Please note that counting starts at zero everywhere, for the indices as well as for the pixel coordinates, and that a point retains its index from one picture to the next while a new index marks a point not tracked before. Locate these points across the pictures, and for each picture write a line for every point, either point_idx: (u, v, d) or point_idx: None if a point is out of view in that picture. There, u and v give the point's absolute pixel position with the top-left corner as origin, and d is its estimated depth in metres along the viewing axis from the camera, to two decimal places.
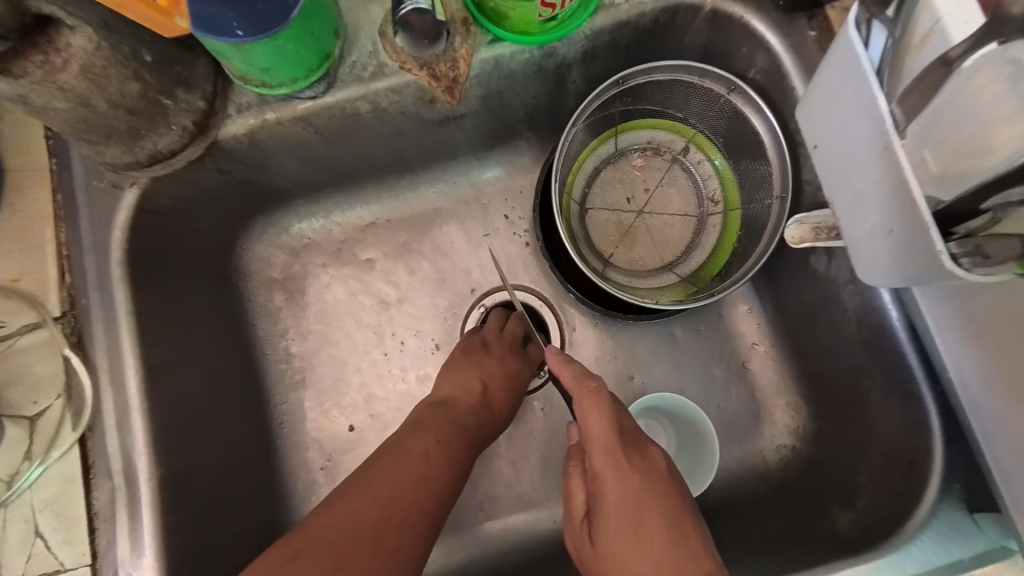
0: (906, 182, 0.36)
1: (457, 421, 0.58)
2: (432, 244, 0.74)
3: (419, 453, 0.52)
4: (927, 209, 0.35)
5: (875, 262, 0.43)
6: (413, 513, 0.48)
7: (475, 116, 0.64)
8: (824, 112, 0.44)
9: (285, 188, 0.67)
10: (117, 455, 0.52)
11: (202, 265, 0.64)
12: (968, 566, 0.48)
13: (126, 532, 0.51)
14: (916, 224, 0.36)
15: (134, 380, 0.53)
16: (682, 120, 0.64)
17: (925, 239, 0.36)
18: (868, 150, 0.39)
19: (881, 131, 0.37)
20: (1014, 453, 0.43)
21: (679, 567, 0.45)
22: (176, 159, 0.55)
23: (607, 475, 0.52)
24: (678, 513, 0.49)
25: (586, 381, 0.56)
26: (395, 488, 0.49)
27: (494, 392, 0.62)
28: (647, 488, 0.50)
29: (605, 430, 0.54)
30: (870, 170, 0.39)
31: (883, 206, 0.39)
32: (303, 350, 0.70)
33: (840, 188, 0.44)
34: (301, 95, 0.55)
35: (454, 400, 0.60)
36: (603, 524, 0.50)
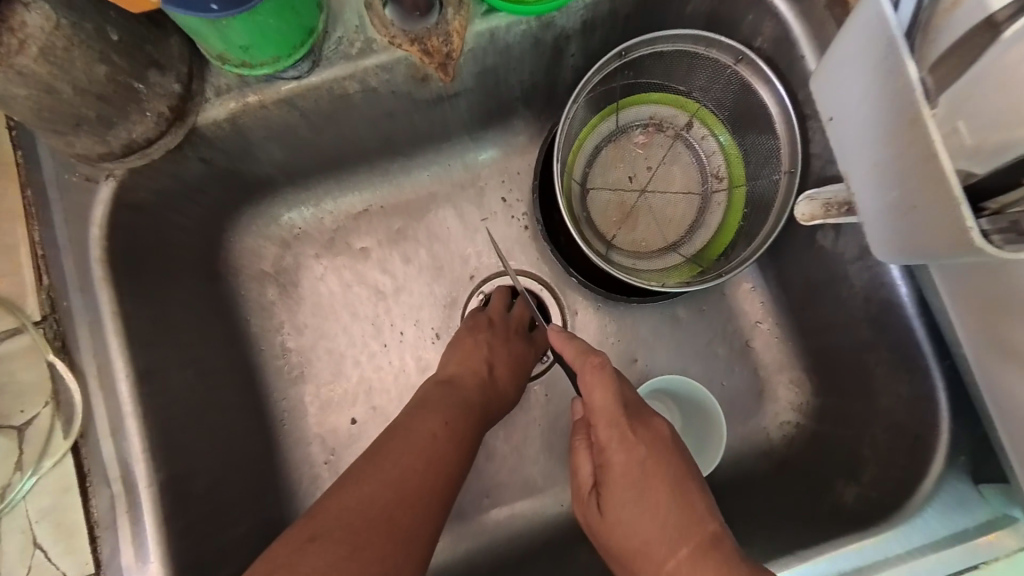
0: (937, 155, 0.35)
1: (464, 400, 0.57)
2: (428, 230, 0.72)
3: (428, 433, 0.51)
4: (957, 182, 0.35)
5: (897, 237, 0.42)
6: (425, 493, 0.47)
7: (469, 94, 0.60)
8: (845, 84, 0.43)
9: (272, 176, 0.64)
10: (113, 463, 0.50)
11: (188, 260, 0.61)
12: (972, 535, 0.48)
13: (130, 538, 0.50)
14: (944, 198, 0.36)
15: (125, 385, 0.51)
16: (685, 94, 0.62)
17: (952, 212, 0.35)
18: (898, 122, 0.38)
19: (908, 98, 0.37)
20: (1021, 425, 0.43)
21: (682, 529, 0.46)
22: (154, 148, 0.51)
23: (614, 448, 0.51)
24: (681, 479, 0.50)
25: (591, 356, 0.54)
26: (406, 468, 0.48)
27: (500, 373, 0.62)
28: (652, 457, 0.50)
29: (611, 404, 0.52)
30: (899, 143, 0.39)
31: (911, 180, 0.38)
32: (299, 345, 0.68)
33: (867, 162, 0.43)
34: (284, 75, 0.51)
35: (461, 380, 0.59)
36: (609, 494, 0.50)
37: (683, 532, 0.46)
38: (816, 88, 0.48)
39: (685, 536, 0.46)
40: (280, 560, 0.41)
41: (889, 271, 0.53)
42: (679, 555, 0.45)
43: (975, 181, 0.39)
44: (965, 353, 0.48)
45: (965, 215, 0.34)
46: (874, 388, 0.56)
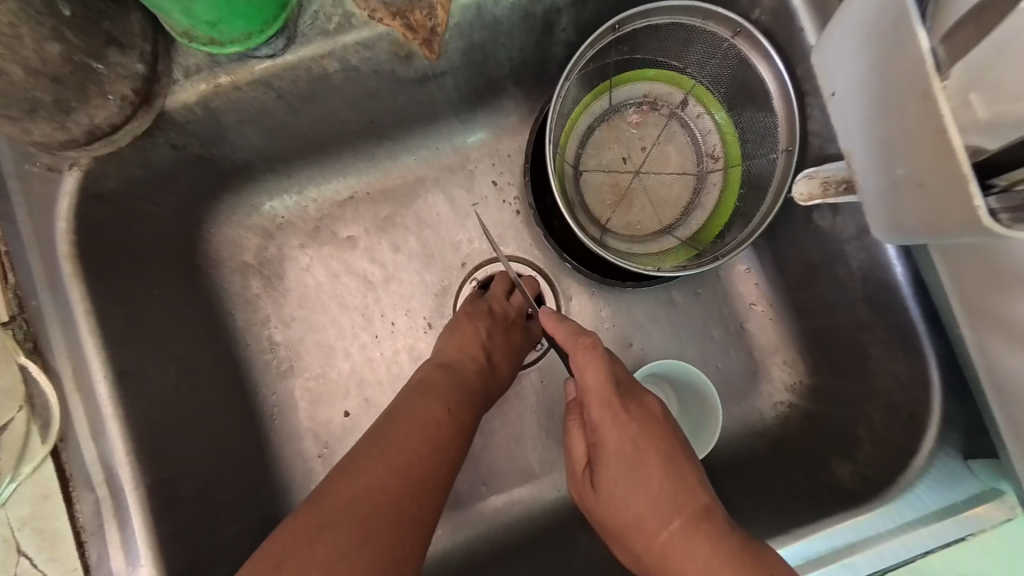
0: (946, 133, 0.35)
1: (466, 387, 0.56)
2: (417, 217, 0.69)
3: (431, 420, 0.51)
4: (966, 160, 0.34)
5: (898, 217, 0.42)
6: (431, 481, 0.47)
7: (456, 73, 0.58)
8: (851, 58, 0.42)
9: (250, 163, 0.61)
10: (96, 468, 0.49)
11: (164, 255, 0.58)
12: (960, 509, 0.49)
13: (118, 543, 0.49)
14: (952, 176, 0.35)
15: (103, 387, 0.50)
16: (681, 71, 0.60)
17: (961, 190, 0.35)
18: (904, 99, 0.38)
19: (917, 73, 0.36)
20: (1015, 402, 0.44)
21: (676, 502, 0.47)
22: (119, 134, 0.48)
23: (607, 427, 0.51)
24: (674, 453, 0.50)
25: (581, 338, 0.53)
26: (411, 457, 0.47)
27: (499, 360, 0.61)
28: (645, 433, 0.50)
29: (603, 384, 0.52)
30: (905, 120, 0.38)
31: (916, 159, 0.38)
32: (288, 338, 0.66)
33: (871, 140, 0.43)
34: (257, 54, 0.48)
35: (462, 366, 0.58)
36: (603, 471, 0.50)
37: (677, 505, 0.47)
38: (819, 57, 0.47)
39: (678, 508, 0.46)
40: (285, 550, 0.41)
41: (885, 250, 0.53)
42: (672, 526, 0.46)
43: (989, 157, 0.38)
44: (961, 332, 0.48)
45: (976, 195, 0.34)
46: (869, 366, 0.57)
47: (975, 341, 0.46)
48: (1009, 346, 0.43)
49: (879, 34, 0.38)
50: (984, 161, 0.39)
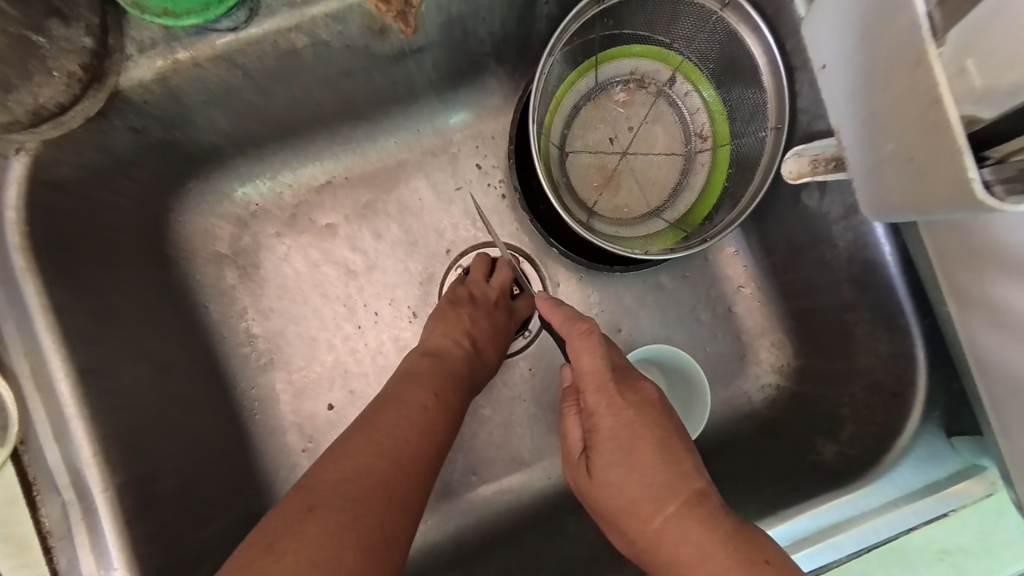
0: (940, 101, 0.33)
1: (452, 372, 0.54)
2: (399, 202, 0.67)
3: (417, 405, 0.49)
4: (961, 130, 0.32)
5: (888, 194, 0.41)
6: (421, 464, 0.46)
7: (435, 49, 0.55)
8: (842, 26, 0.41)
9: (218, 147, 0.58)
10: (61, 470, 0.46)
11: (130, 246, 0.56)
12: (943, 485, 0.50)
13: (90, 548, 0.46)
14: (941, 148, 0.34)
15: (66, 385, 0.47)
16: (668, 47, 0.58)
17: (952, 163, 0.33)
18: (899, 66, 0.36)
19: (913, 37, 0.34)
20: (998, 381, 0.44)
21: (670, 488, 0.46)
22: (69, 117, 0.45)
23: (602, 413, 0.50)
24: (669, 439, 0.49)
25: (578, 322, 0.51)
26: (396, 441, 0.45)
27: (484, 344, 0.59)
28: (640, 420, 0.49)
29: (600, 370, 0.50)
30: (898, 90, 0.36)
31: (907, 131, 0.36)
32: (266, 331, 0.64)
33: (863, 114, 0.41)
34: (217, 26, 0.45)
35: (446, 353, 0.56)
36: (598, 456, 0.49)
37: (671, 490, 0.46)
38: (810, 31, 0.46)
39: (673, 494, 0.46)
40: (265, 540, 0.38)
41: (872, 229, 0.53)
42: (666, 512, 0.45)
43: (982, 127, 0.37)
44: (948, 311, 0.47)
45: (970, 167, 0.32)
46: (855, 346, 0.57)
47: (961, 322, 0.46)
48: (995, 327, 0.42)
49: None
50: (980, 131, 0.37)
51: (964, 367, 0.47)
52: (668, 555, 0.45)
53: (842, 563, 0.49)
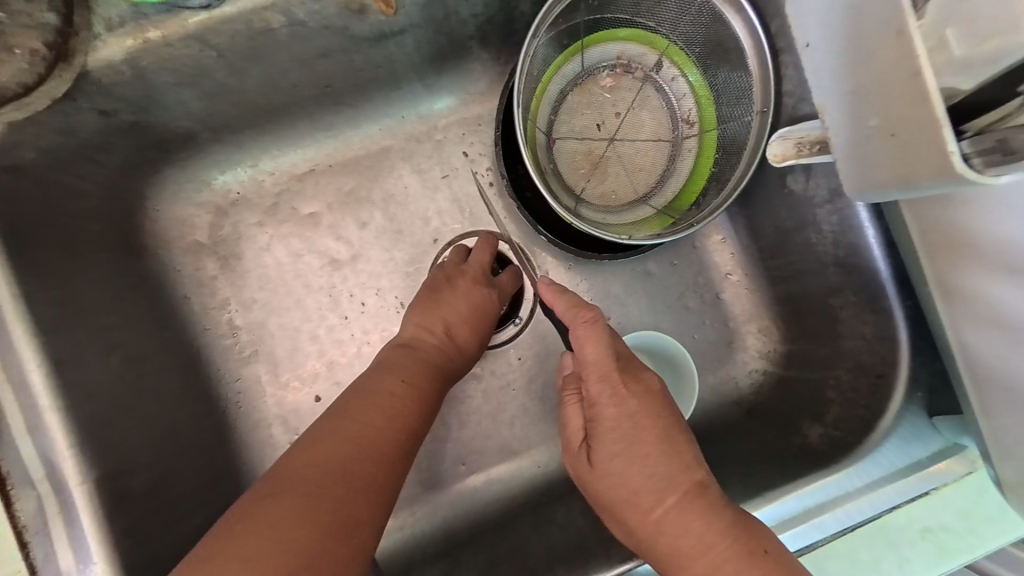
0: (921, 76, 0.33)
1: (427, 362, 0.54)
2: (383, 190, 0.66)
3: (390, 395, 0.48)
4: (941, 103, 0.33)
5: (866, 173, 0.41)
6: (393, 450, 0.45)
7: (418, 31, 0.54)
8: (823, 7, 0.41)
9: (194, 132, 0.57)
10: (35, 463, 0.43)
11: (100, 233, 0.55)
12: (925, 464, 0.50)
13: (66, 542, 0.42)
14: (920, 122, 0.34)
15: (35, 376, 0.43)
16: (654, 30, 0.57)
17: (934, 135, 0.34)
18: (876, 42, 0.36)
19: (891, 13, 0.34)
20: (982, 362, 0.44)
21: (671, 480, 0.47)
22: (34, 97, 0.44)
23: (604, 403, 0.50)
24: (670, 430, 0.49)
25: (582, 311, 0.52)
26: (366, 428, 0.45)
27: (458, 331, 0.58)
28: (643, 411, 0.50)
29: (604, 359, 0.51)
30: (877, 67, 0.37)
31: (886, 107, 0.37)
32: (249, 322, 0.63)
33: (841, 94, 0.41)
34: (189, 3, 0.43)
35: (421, 343, 0.56)
36: (600, 447, 0.50)
37: (672, 482, 0.47)
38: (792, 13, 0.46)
39: (674, 486, 0.47)
40: (232, 527, 0.36)
41: (856, 212, 0.53)
42: (666, 503, 0.47)
43: (958, 102, 0.37)
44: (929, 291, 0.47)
45: (948, 141, 0.33)
46: (839, 330, 0.57)
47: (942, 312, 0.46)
48: (972, 316, 0.43)
49: None
50: (956, 106, 0.37)
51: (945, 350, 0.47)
52: (668, 545, 0.45)
53: (824, 543, 0.48)
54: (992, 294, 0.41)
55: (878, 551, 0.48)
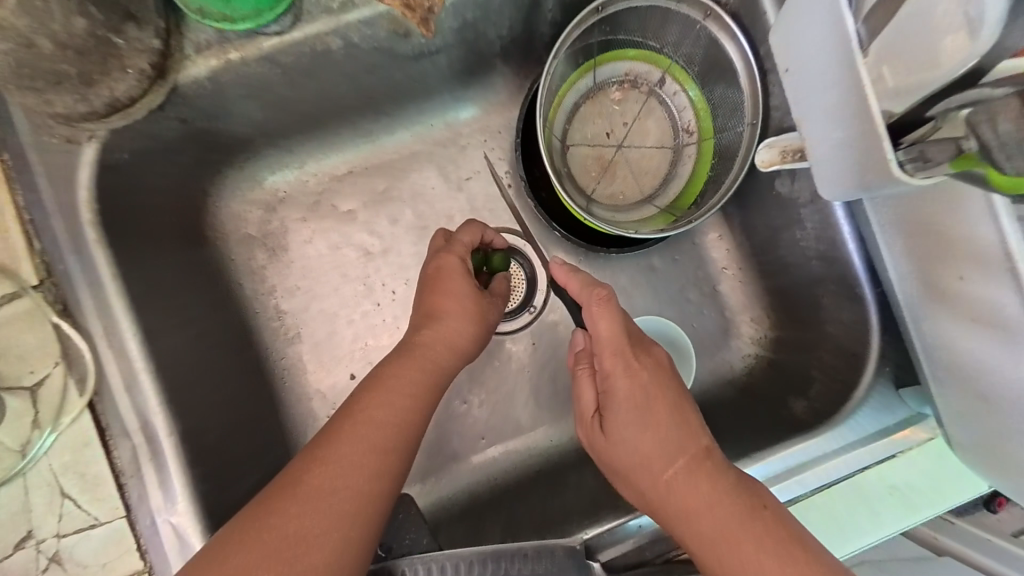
0: (866, 95, 0.39)
1: (417, 364, 0.52)
2: (412, 190, 0.74)
3: (369, 412, 0.48)
4: (881, 118, 0.38)
5: (837, 178, 0.46)
6: (378, 473, 0.46)
7: (450, 50, 0.62)
8: (791, 34, 0.46)
9: (251, 137, 0.64)
10: (132, 417, 0.50)
11: (171, 225, 0.61)
12: (893, 430, 0.57)
13: (157, 484, 0.50)
14: (870, 133, 0.39)
15: (134, 343, 0.51)
16: (658, 50, 0.65)
17: (878, 145, 0.38)
18: (833, 67, 0.41)
19: (841, 45, 0.40)
20: (936, 340, 0.49)
21: (681, 445, 0.54)
22: (136, 107, 0.51)
23: (619, 376, 0.56)
24: (679, 401, 0.56)
25: (597, 290, 0.60)
26: (345, 448, 0.46)
27: (448, 323, 0.55)
28: (654, 382, 0.56)
29: (615, 334, 0.58)
30: (834, 88, 0.42)
31: (843, 122, 0.42)
32: (293, 307, 0.70)
33: (809, 111, 0.47)
34: (266, 31, 0.51)
35: (414, 342, 0.54)
36: (614, 415, 0.56)
37: (682, 446, 0.54)
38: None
39: (683, 449, 0.53)
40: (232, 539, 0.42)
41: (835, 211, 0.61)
42: (677, 466, 0.53)
43: (896, 121, 0.41)
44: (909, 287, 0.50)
45: (886, 150, 0.38)
46: (823, 316, 0.65)
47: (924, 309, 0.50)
48: (947, 318, 0.47)
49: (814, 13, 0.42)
50: (896, 123, 0.41)
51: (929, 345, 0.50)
52: (680, 502, 0.52)
53: (805, 497, 0.56)
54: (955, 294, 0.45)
55: (853, 505, 0.55)
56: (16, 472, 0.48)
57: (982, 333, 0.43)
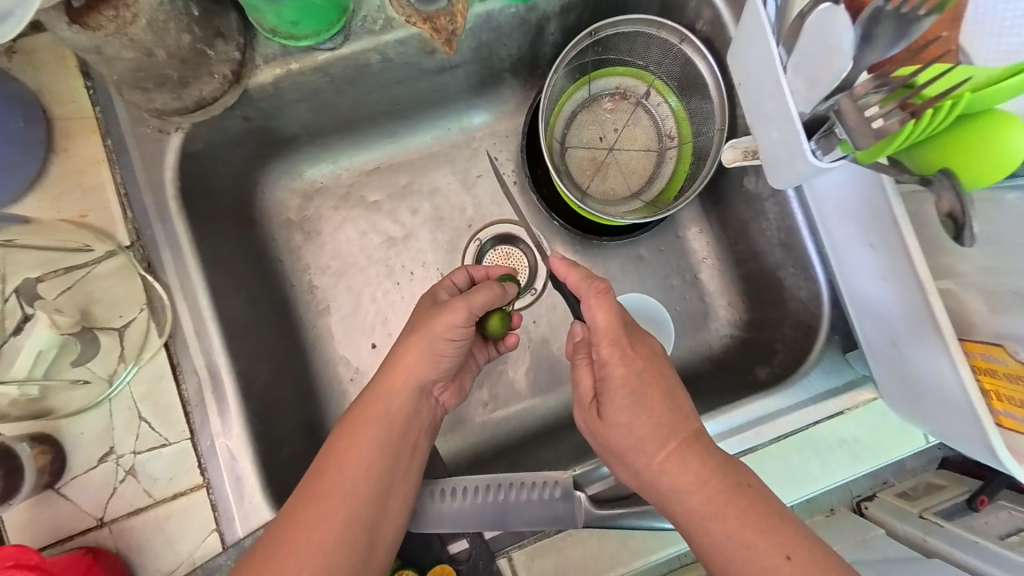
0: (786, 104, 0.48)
1: (373, 400, 0.59)
2: (430, 185, 0.85)
3: (352, 451, 0.56)
4: (797, 121, 0.47)
5: (766, 170, 0.55)
6: (357, 502, 0.54)
7: (467, 65, 0.74)
8: (736, 52, 0.55)
9: (297, 135, 0.75)
10: (198, 358, 0.61)
11: (229, 207, 0.72)
12: (842, 389, 0.67)
13: (216, 413, 0.60)
14: (790, 132, 0.48)
15: (205, 299, 0.62)
16: (644, 68, 0.77)
17: (796, 140, 0.48)
18: (765, 80, 0.50)
19: (769, 65, 0.49)
20: (880, 334, 0.57)
21: (674, 427, 0.58)
22: (216, 105, 0.63)
23: (615, 363, 0.61)
24: (673, 389, 0.60)
25: (595, 283, 0.64)
26: (337, 484, 0.54)
27: (396, 358, 0.62)
28: (649, 369, 0.61)
29: (613, 325, 0.62)
30: (765, 98, 0.51)
31: (771, 124, 0.51)
32: (324, 284, 0.80)
33: (749, 116, 0.55)
34: (321, 47, 0.64)
35: (375, 380, 0.61)
36: (610, 402, 0.61)
37: (675, 429, 0.58)
38: (745, 7, 0.51)
39: (676, 432, 0.58)
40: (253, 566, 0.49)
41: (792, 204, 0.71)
42: (669, 449, 0.57)
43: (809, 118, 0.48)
44: (861, 308, 0.59)
45: (801, 144, 0.47)
46: (786, 296, 0.74)
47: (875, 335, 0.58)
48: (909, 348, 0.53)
49: (750, 37, 0.51)
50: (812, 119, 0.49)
51: (879, 352, 0.59)
52: (670, 483, 0.56)
53: (765, 446, 0.65)
54: (909, 308, 0.51)
55: (804, 453, 0.64)
56: (102, 398, 0.58)
57: (929, 354, 0.50)
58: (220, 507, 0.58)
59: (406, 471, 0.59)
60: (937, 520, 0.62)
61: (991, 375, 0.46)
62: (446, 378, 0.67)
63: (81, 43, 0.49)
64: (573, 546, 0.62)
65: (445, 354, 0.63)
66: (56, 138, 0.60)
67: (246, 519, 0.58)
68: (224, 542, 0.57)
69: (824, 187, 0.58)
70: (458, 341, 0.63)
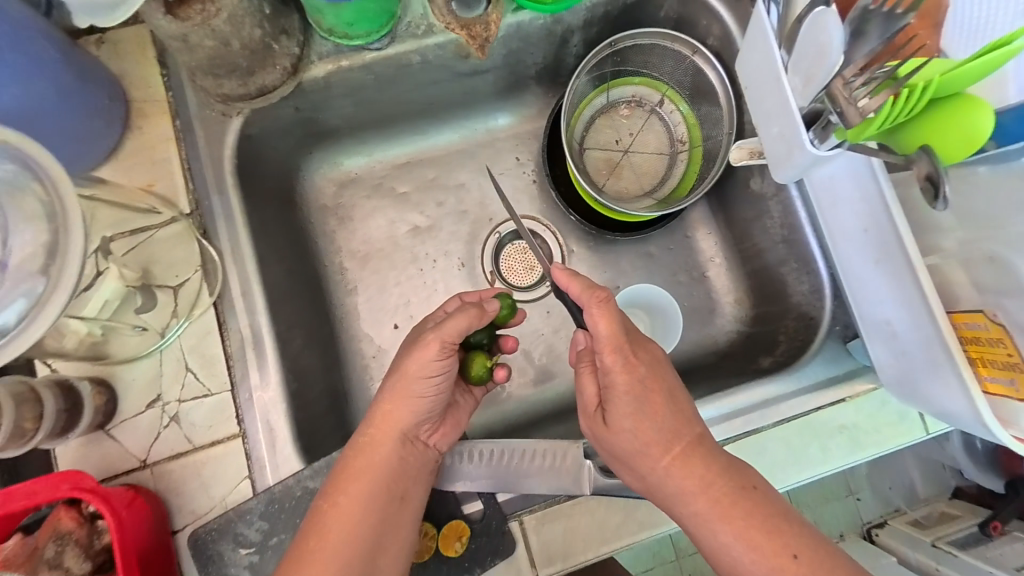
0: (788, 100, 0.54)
1: (359, 452, 0.60)
2: (455, 179, 0.92)
3: (342, 501, 0.56)
4: (797, 115, 0.53)
5: (769, 162, 0.60)
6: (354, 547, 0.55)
7: (497, 70, 0.82)
8: (742, 57, 0.61)
9: (338, 128, 0.82)
10: (241, 319, 0.66)
11: (274, 189, 0.79)
12: (842, 377, 0.70)
13: (255, 371, 0.65)
14: (791, 125, 0.54)
15: (251, 267, 0.68)
16: (657, 77, 0.83)
17: (797, 133, 0.54)
18: (768, 80, 0.56)
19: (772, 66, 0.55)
20: (884, 338, 0.60)
21: (677, 431, 0.60)
22: (274, 94, 0.70)
23: (617, 370, 0.60)
24: (674, 391, 0.61)
25: (597, 292, 0.63)
26: (335, 529, 0.55)
27: (377, 409, 0.61)
28: (651, 374, 0.61)
29: (616, 333, 0.61)
30: (768, 96, 0.57)
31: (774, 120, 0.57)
32: (353, 266, 0.86)
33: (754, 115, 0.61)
34: (370, 47, 0.71)
35: (362, 428, 0.61)
36: (614, 410, 0.61)
37: (678, 434, 0.60)
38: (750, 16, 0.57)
39: (680, 437, 0.59)
40: None
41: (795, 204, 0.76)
42: (673, 454, 0.59)
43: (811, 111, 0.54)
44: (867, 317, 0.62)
45: (801, 135, 0.53)
46: (788, 291, 0.78)
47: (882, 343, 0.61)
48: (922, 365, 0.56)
49: (754, 43, 0.57)
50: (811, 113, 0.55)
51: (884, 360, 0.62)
52: (676, 485, 0.58)
53: (769, 428, 0.68)
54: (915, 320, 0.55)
55: (805, 436, 0.67)
56: (154, 348, 0.64)
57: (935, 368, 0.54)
58: (253, 456, 0.63)
59: (399, 516, 0.58)
60: (950, 552, 0.70)
61: (975, 342, 0.52)
62: (432, 419, 0.64)
63: (171, 31, 0.56)
64: (581, 513, 0.65)
65: (425, 394, 0.61)
66: (133, 117, 0.69)
67: (276, 468, 0.63)
68: (255, 488, 0.62)
69: (824, 180, 0.62)
70: (437, 376, 0.61)
